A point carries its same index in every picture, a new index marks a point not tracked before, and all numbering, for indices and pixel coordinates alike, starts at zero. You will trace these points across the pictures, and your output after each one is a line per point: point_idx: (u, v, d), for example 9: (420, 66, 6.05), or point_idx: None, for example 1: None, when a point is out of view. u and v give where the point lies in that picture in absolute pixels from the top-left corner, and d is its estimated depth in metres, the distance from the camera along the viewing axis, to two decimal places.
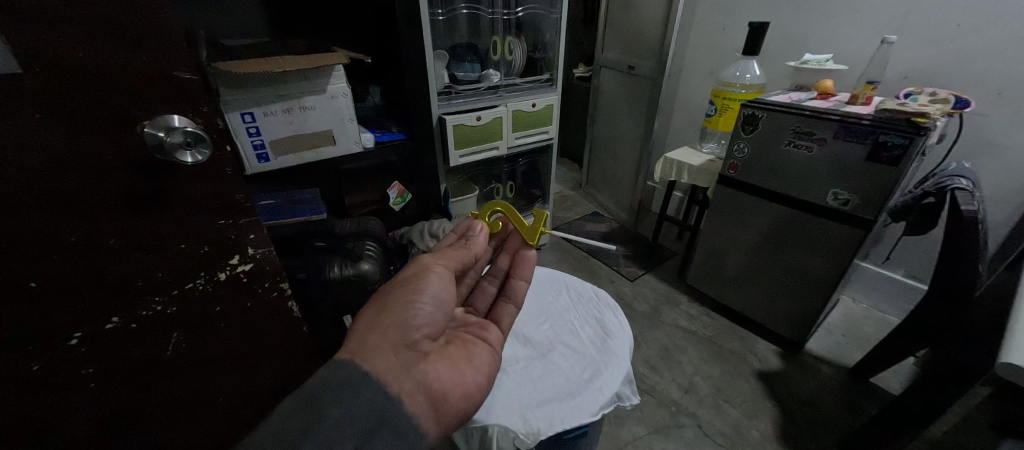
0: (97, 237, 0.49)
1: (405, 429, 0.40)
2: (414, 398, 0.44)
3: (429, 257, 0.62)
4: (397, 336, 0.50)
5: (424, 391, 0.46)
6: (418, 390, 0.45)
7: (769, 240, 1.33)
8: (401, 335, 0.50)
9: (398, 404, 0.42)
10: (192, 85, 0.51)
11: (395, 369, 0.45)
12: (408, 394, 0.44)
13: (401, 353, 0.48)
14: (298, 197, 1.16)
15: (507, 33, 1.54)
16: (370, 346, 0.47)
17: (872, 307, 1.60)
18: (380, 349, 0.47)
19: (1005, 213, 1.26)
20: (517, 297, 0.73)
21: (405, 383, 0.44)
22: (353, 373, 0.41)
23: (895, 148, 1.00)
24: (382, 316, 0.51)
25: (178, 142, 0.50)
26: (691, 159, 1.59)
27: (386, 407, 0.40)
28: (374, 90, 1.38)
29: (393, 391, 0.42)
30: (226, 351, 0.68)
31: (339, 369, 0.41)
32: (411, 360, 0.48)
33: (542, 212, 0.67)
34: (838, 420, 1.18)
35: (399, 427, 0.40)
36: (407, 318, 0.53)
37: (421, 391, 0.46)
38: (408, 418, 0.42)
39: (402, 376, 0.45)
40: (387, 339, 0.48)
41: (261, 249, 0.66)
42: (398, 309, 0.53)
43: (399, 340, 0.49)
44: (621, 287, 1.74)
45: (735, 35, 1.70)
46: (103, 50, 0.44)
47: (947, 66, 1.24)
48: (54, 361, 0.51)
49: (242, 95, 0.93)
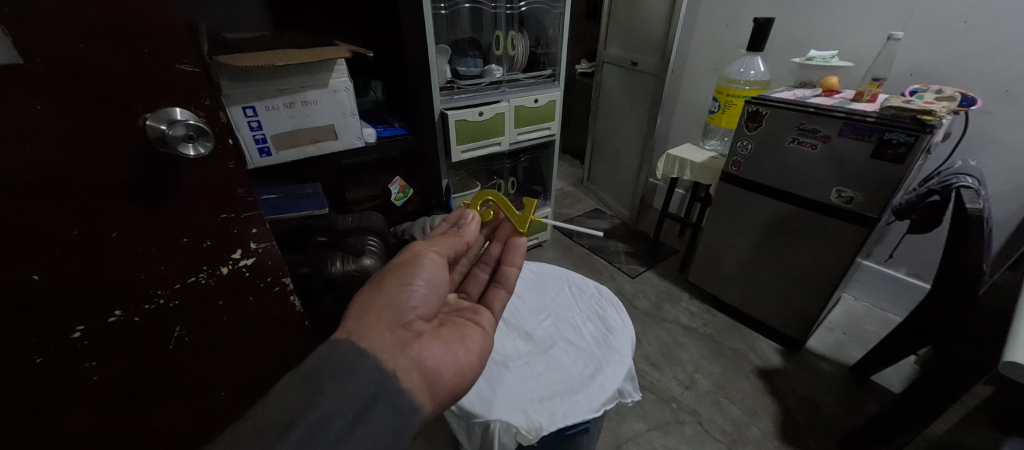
0: (98, 229, 0.49)
1: (401, 403, 0.40)
2: (409, 374, 0.44)
3: (421, 244, 0.63)
4: (391, 317, 0.49)
5: (417, 367, 0.45)
6: (413, 368, 0.45)
7: (771, 238, 1.33)
8: (394, 316, 0.50)
9: (393, 379, 0.41)
10: (194, 78, 0.51)
11: (389, 347, 0.45)
12: (404, 371, 0.43)
13: (396, 332, 0.48)
14: (299, 192, 1.14)
15: (510, 28, 1.54)
16: (364, 326, 0.46)
17: (873, 305, 1.60)
18: (375, 329, 0.46)
19: (1009, 212, 1.26)
20: (508, 281, 0.72)
21: (399, 361, 0.44)
22: (349, 352, 0.41)
23: (899, 145, 0.99)
24: (374, 298, 0.51)
25: (180, 135, 0.49)
26: (693, 156, 1.58)
27: (383, 382, 0.40)
28: (375, 85, 1.38)
29: (387, 367, 0.42)
30: (228, 345, 0.68)
31: (337, 348, 0.42)
32: (405, 339, 0.48)
33: (530, 199, 0.69)
34: (838, 417, 1.18)
35: (396, 401, 0.40)
36: (401, 300, 0.52)
37: (416, 368, 0.45)
38: (402, 392, 0.41)
39: (396, 354, 0.44)
40: (381, 319, 0.48)
41: (262, 244, 0.66)
42: (390, 292, 0.53)
43: (394, 320, 0.49)
44: (622, 283, 1.74)
45: (739, 31, 1.68)
46: (105, 43, 0.44)
47: (953, 64, 1.23)
48: (56, 353, 0.51)
49: (243, 89, 0.92)
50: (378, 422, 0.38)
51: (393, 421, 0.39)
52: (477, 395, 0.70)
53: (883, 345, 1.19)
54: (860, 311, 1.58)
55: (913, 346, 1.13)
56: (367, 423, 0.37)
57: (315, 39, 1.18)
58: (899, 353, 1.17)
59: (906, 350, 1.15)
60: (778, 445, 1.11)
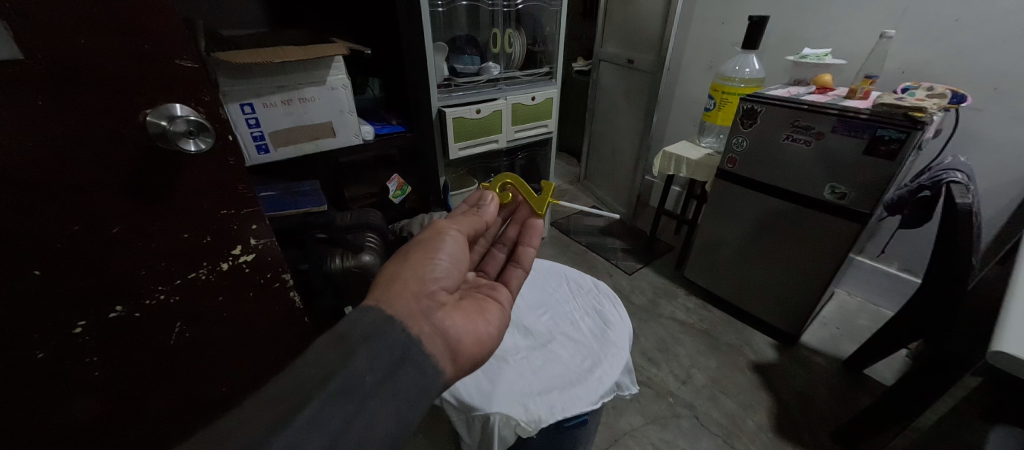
0: (100, 224, 0.49)
1: (427, 366, 0.41)
2: (433, 341, 0.44)
3: (444, 221, 0.64)
4: (417, 286, 0.50)
5: (440, 335, 0.46)
6: (436, 335, 0.45)
7: (767, 234, 1.34)
8: (419, 285, 0.50)
9: (419, 345, 0.42)
10: (193, 74, 0.51)
11: (415, 313, 0.45)
12: (429, 337, 0.44)
13: (422, 300, 0.48)
14: (298, 189, 1.16)
15: (507, 25, 1.55)
16: (392, 294, 0.47)
17: (866, 300, 1.62)
18: (401, 296, 0.47)
19: (999, 207, 1.28)
20: (525, 261, 0.74)
21: (424, 327, 0.44)
22: (379, 318, 0.42)
23: (892, 141, 1.01)
24: (401, 269, 0.52)
25: (180, 130, 0.50)
26: (689, 153, 1.59)
27: (410, 347, 0.41)
28: (373, 82, 1.39)
29: (413, 333, 0.42)
30: (229, 340, 0.68)
31: (367, 313, 0.42)
32: (430, 308, 0.48)
33: (550, 183, 0.69)
34: (832, 410, 1.20)
35: (423, 364, 0.41)
36: (426, 272, 0.53)
37: (439, 335, 0.46)
38: (429, 357, 0.42)
39: (421, 320, 0.45)
40: (408, 287, 0.49)
41: (262, 240, 0.66)
42: (416, 264, 0.54)
43: (419, 289, 0.50)
44: (620, 280, 1.75)
45: (735, 28, 1.70)
46: (102, 37, 0.44)
47: (944, 61, 1.25)
48: (58, 348, 0.52)
49: (241, 86, 0.92)
50: (407, 381, 0.39)
51: (420, 382, 0.40)
52: (477, 388, 0.71)
53: (876, 338, 1.21)
54: (853, 306, 1.60)
55: (905, 339, 1.15)
56: (396, 381, 0.38)
57: (313, 36, 1.18)
58: (891, 346, 1.19)
59: (898, 344, 1.17)
60: (773, 438, 1.12)
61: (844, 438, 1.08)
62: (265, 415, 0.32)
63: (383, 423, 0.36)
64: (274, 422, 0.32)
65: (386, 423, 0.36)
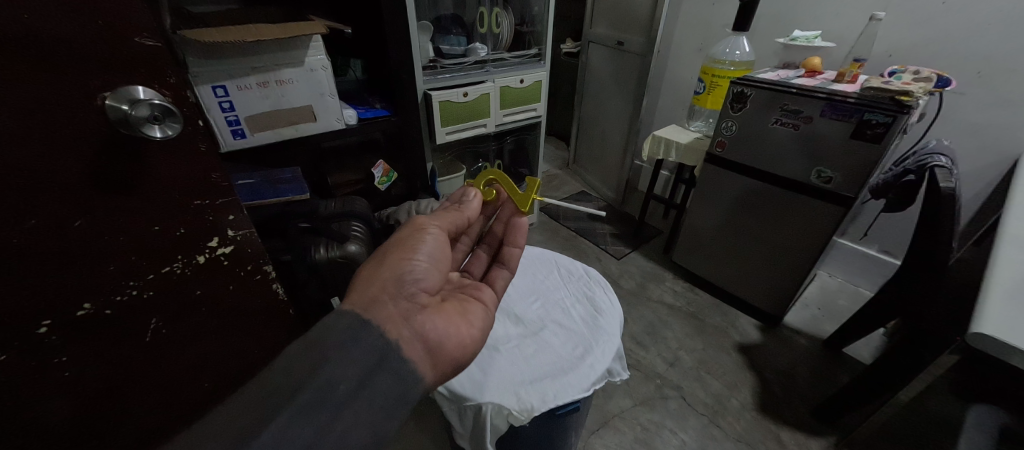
0: (60, 220, 0.46)
1: (404, 372, 0.40)
2: (412, 344, 0.43)
3: (424, 217, 0.61)
4: (394, 288, 0.48)
5: (420, 339, 0.45)
6: (415, 338, 0.44)
7: (750, 217, 1.36)
8: (397, 287, 0.49)
9: (397, 350, 0.41)
10: (156, 53, 0.47)
11: (392, 316, 0.44)
12: (406, 341, 0.43)
13: (399, 303, 0.47)
14: (278, 177, 1.11)
15: (494, 5, 1.49)
16: (368, 298, 0.46)
17: (846, 281, 1.67)
18: (377, 299, 0.45)
19: (977, 189, 1.31)
20: (511, 261, 0.72)
21: (403, 330, 0.43)
22: (354, 321, 0.41)
23: (878, 126, 1.01)
24: (378, 271, 0.50)
25: (144, 115, 0.46)
26: (678, 137, 1.58)
27: (387, 350, 0.40)
28: (355, 64, 1.34)
29: (390, 338, 0.41)
30: (207, 336, 0.66)
31: (341, 318, 0.41)
32: (409, 310, 0.47)
33: (535, 178, 0.67)
34: (811, 387, 1.24)
35: (401, 371, 0.40)
36: (403, 273, 0.51)
37: (419, 339, 0.44)
38: (407, 363, 0.41)
39: (399, 324, 0.44)
40: (385, 290, 0.48)
41: (241, 231, 0.63)
42: (393, 264, 0.52)
43: (397, 291, 0.48)
44: (608, 265, 1.76)
45: (725, 9, 1.67)
46: (50, 8, 0.39)
47: (929, 45, 1.26)
48: (22, 350, 0.49)
49: (213, 66, 0.87)
50: (384, 388, 0.38)
51: (397, 388, 0.39)
52: (468, 378, 0.70)
53: (855, 319, 1.24)
54: (834, 286, 1.65)
55: (882, 317, 1.19)
56: (372, 388, 0.37)
57: (288, 15, 1.12)
58: (868, 324, 1.23)
59: (874, 321, 1.21)
60: (756, 416, 1.15)
61: (824, 414, 1.11)
62: (231, 431, 0.31)
63: (358, 432, 0.34)
64: (241, 435, 0.31)
65: (360, 434, 0.35)
